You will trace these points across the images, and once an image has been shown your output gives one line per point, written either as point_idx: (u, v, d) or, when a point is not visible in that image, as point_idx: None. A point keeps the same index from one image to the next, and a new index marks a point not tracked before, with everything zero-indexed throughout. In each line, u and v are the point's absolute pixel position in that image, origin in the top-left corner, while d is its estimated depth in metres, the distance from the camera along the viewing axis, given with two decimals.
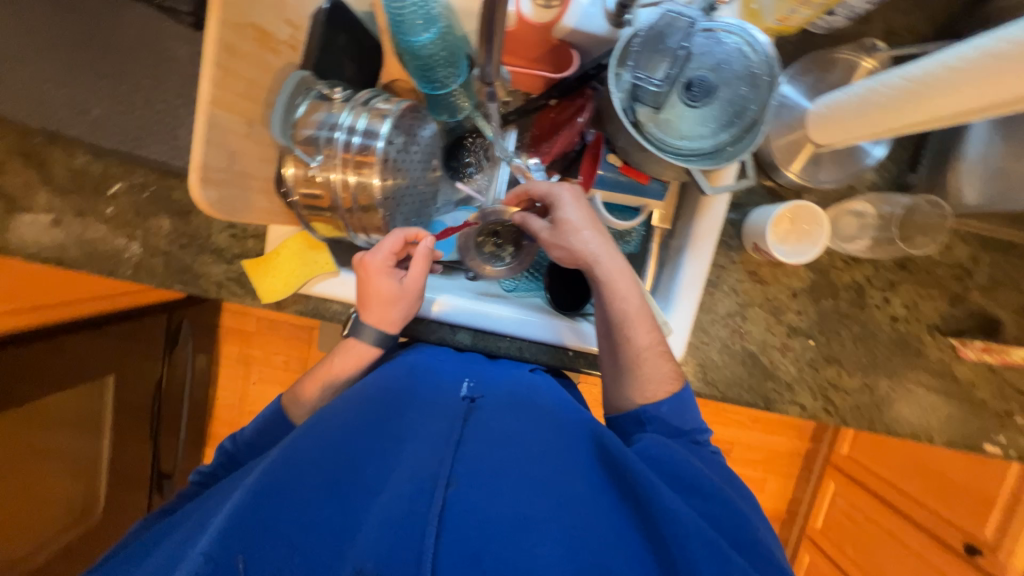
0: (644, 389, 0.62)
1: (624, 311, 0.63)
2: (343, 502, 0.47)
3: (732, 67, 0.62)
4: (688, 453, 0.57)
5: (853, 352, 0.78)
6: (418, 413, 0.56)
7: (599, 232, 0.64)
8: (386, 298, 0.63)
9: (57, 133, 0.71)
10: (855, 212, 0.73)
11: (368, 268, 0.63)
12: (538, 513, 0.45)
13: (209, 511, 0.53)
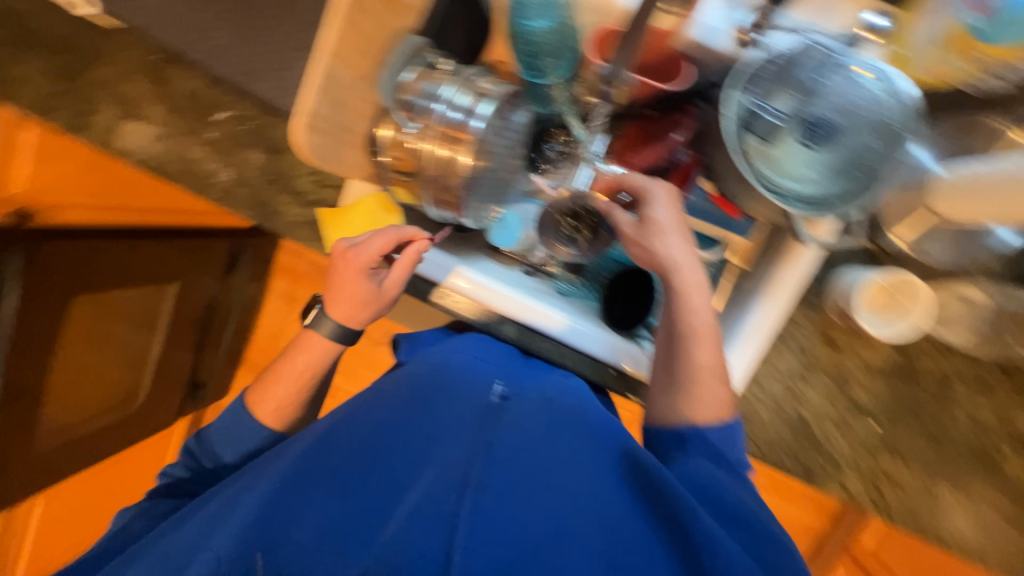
0: (694, 409, 0.58)
1: (693, 326, 0.59)
2: (374, 486, 0.48)
3: (862, 112, 0.57)
4: (734, 482, 0.54)
5: (920, 447, 0.71)
6: (449, 402, 0.56)
7: (685, 239, 0.60)
8: (360, 297, 0.64)
9: (182, 55, 0.75)
10: (966, 297, 0.65)
11: (345, 259, 0.63)
12: (566, 535, 0.45)
13: (248, 479, 0.54)
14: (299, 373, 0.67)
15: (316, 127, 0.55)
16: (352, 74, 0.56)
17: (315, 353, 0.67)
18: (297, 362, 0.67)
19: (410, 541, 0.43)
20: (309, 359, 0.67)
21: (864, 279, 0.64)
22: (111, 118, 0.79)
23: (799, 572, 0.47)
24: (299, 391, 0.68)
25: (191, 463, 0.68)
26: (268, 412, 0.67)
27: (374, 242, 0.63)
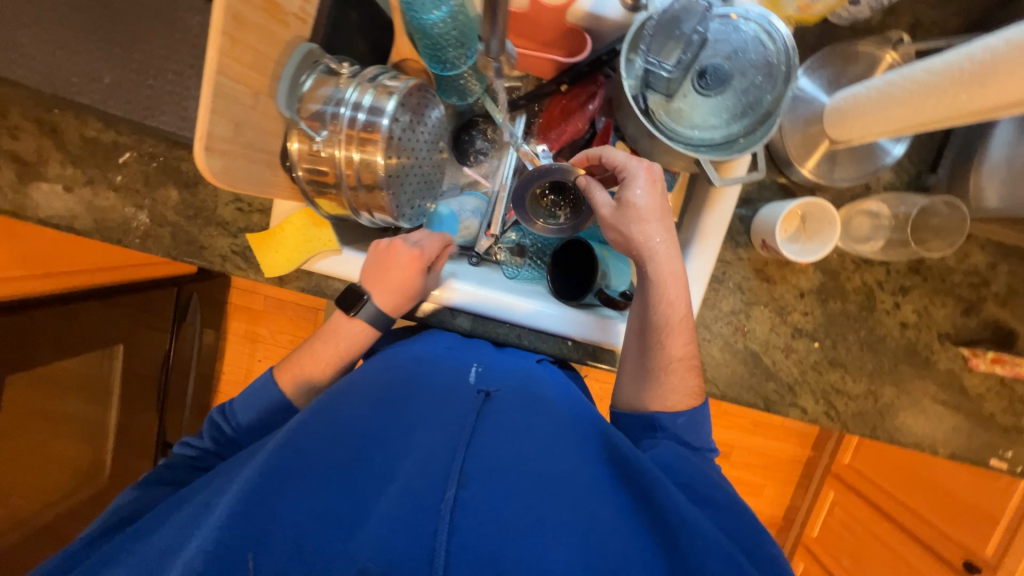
0: (665, 398, 0.62)
1: (667, 318, 0.61)
2: (353, 492, 0.47)
3: (747, 55, 0.60)
4: (702, 465, 0.58)
5: (860, 358, 0.77)
6: (428, 401, 0.56)
7: (664, 228, 0.62)
8: (410, 290, 0.67)
9: (68, 100, 0.71)
10: (869, 212, 0.71)
11: (405, 254, 0.66)
12: (550, 516, 0.45)
13: (226, 480, 0.54)
14: (338, 353, 0.67)
15: (218, 150, 0.53)
16: (248, 91, 0.55)
17: (357, 340, 0.67)
18: (336, 343, 0.67)
19: (392, 537, 0.42)
20: (352, 343, 0.68)
21: (779, 211, 0.68)
22: (3, 179, 0.73)
23: (760, 532, 0.51)
24: (336, 374, 0.68)
25: (220, 438, 0.66)
26: (295, 385, 0.67)
27: (426, 241, 0.68)
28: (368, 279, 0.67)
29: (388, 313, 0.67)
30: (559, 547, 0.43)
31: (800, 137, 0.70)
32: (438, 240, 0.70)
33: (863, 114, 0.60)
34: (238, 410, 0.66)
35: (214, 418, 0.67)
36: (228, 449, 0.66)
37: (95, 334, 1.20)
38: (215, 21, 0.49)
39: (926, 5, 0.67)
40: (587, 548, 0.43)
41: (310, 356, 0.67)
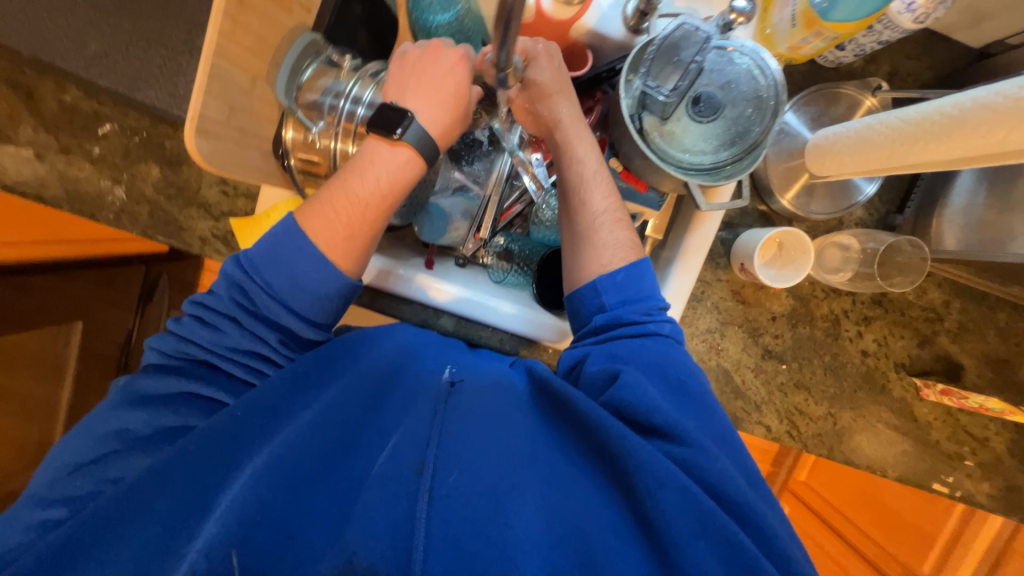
0: (600, 257, 0.62)
1: (580, 175, 0.65)
2: (329, 488, 0.48)
3: (740, 87, 0.63)
4: (675, 407, 0.53)
5: (822, 381, 0.81)
6: (401, 398, 0.55)
7: (569, 98, 0.65)
8: (442, 94, 0.57)
9: (47, 63, 0.68)
10: (840, 245, 0.75)
11: (447, 53, 0.58)
12: (516, 487, 0.46)
13: (194, 456, 0.47)
14: (378, 196, 0.55)
15: (210, 132, 0.52)
16: (245, 75, 0.54)
17: (402, 173, 0.56)
18: (377, 180, 0.55)
19: (370, 530, 0.42)
20: (396, 178, 0.56)
21: (757, 238, 0.71)
22: None
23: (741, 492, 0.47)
24: (380, 218, 0.56)
25: (242, 301, 0.54)
26: (337, 244, 0.54)
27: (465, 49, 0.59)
28: (399, 91, 0.57)
29: (434, 144, 0.58)
30: (522, 517, 0.44)
31: (783, 169, 0.73)
32: (470, 61, 0.59)
33: (840, 150, 0.63)
34: (262, 266, 0.53)
35: (230, 273, 0.54)
36: (256, 324, 0.54)
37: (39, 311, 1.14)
38: (217, 1, 0.48)
39: (904, 56, 0.72)
40: (550, 518, 0.45)
41: (351, 168, 0.55)
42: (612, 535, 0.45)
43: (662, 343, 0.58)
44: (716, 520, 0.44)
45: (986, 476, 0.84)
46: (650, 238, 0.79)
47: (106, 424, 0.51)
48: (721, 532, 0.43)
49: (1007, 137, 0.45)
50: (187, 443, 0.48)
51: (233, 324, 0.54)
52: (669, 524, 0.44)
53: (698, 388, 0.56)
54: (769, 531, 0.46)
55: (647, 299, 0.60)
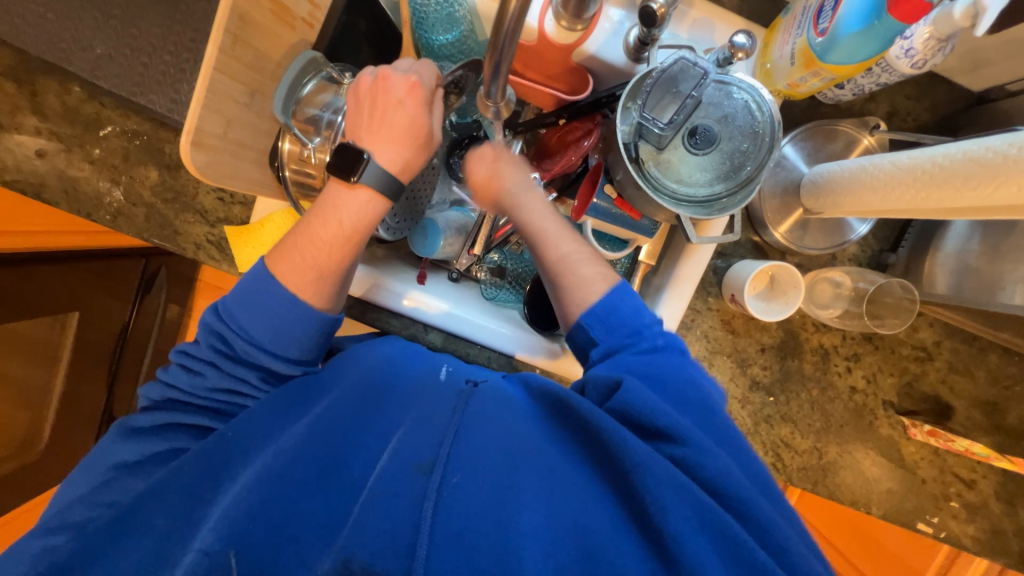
0: (579, 297, 0.60)
1: (534, 228, 0.64)
2: (333, 487, 0.48)
3: (738, 121, 0.63)
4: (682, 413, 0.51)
5: (809, 415, 0.80)
6: (402, 399, 0.55)
7: (511, 162, 0.68)
8: (398, 129, 0.56)
9: (52, 64, 0.68)
10: (832, 281, 0.75)
11: (398, 86, 0.55)
12: (517, 484, 0.45)
13: (190, 474, 0.49)
14: (342, 236, 0.56)
15: (206, 145, 0.53)
16: (245, 89, 0.55)
17: (367, 214, 0.56)
18: (339, 221, 0.55)
19: (374, 529, 0.43)
20: (361, 219, 0.56)
21: (748, 270, 0.71)
22: None
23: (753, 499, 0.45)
24: (346, 258, 0.56)
25: (219, 346, 0.55)
26: (306, 282, 0.55)
27: (416, 72, 0.56)
28: (356, 127, 0.56)
29: (398, 177, 0.57)
30: (523, 511, 0.43)
31: (778, 203, 0.73)
32: (422, 85, 0.56)
33: (835, 189, 0.63)
34: (237, 311, 0.55)
35: (209, 321, 0.56)
36: (237, 366, 0.55)
37: None
38: (218, 18, 0.49)
39: (904, 96, 0.72)
40: (551, 513, 0.44)
41: (319, 212, 0.56)
42: (612, 533, 0.44)
43: (655, 346, 0.56)
44: (721, 521, 0.43)
45: (972, 518, 0.83)
46: (642, 263, 0.80)
47: (105, 460, 0.54)
48: (725, 534, 0.42)
49: (994, 191, 0.45)
50: (183, 463, 0.50)
51: (215, 368, 0.55)
52: (672, 526, 0.42)
53: (695, 389, 0.54)
54: (776, 531, 0.44)
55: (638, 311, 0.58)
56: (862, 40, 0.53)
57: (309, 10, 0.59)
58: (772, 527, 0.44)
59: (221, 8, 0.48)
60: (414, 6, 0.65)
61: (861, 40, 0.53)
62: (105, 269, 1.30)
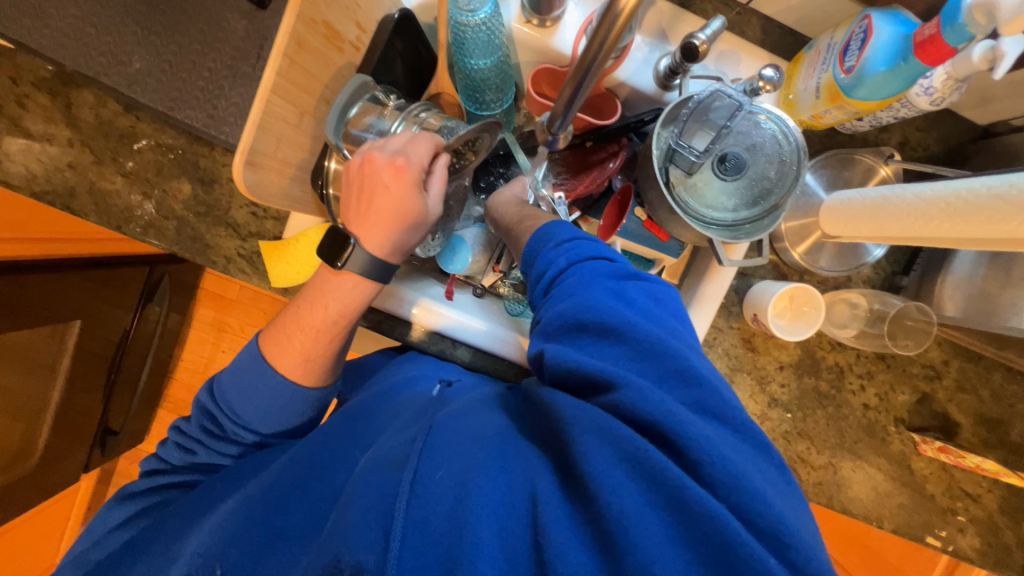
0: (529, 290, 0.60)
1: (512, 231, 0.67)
2: (322, 495, 0.52)
3: (765, 150, 0.66)
4: (665, 387, 0.44)
5: (824, 431, 0.83)
6: (390, 412, 0.59)
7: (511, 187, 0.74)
8: (387, 213, 0.57)
9: (89, 77, 0.68)
10: (849, 302, 0.78)
11: (383, 170, 0.55)
12: (473, 468, 0.44)
13: (182, 516, 0.59)
14: (329, 322, 0.61)
15: (257, 164, 0.53)
16: (295, 110, 0.56)
17: (352, 298, 0.61)
18: (326, 305, 0.61)
19: (350, 528, 0.43)
20: (346, 305, 0.61)
21: (771, 291, 0.74)
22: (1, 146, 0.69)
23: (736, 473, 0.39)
24: (333, 340, 0.63)
25: (208, 425, 0.65)
26: (293, 363, 0.62)
27: (403, 153, 0.55)
28: (349, 211, 0.58)
29: (384, 258, 0.60)
30: (473, 488, 0.42)
31: (797, 225, 0.77)
32: (410, 167, 0.55)
33: (855, 217, 0.66)
34: (228, 392, 0.64)
35: (203, 401, 0.66)
36: (225, 441, 0.65)
37: (45, 308, 1.12)
38: (278, 43, 0.50)
39: (915, 127, 0.76)
40: (505, 489, 0.43)
41: (309, 301, 0.62)
42: (559, 505, 0.41)
43: (595, 288, 0.49)
44: (666, 476, 0.38)
45: (978, 531, 0.86)
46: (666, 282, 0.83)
47: (106, 521, 0.63)
48: (664, 485, 0.38)
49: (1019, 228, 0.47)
50: (180, 509, 0.60)
51: (204, 445, 0.65)
52: (614, 492, 0.38)
53: (647, 329, 0.46)
54: (768, 512, 0.38)
55: (577, 261, 0.53)
56: (887, 79, 0.57)
57: (357, 34, 0.60)
58: (731, 473, 0.39)
59: (281, 33, 0.50)
60: (454, 29, 0.65)
61: (886, 78, 0.57)
62: (112, 277, 1.28)
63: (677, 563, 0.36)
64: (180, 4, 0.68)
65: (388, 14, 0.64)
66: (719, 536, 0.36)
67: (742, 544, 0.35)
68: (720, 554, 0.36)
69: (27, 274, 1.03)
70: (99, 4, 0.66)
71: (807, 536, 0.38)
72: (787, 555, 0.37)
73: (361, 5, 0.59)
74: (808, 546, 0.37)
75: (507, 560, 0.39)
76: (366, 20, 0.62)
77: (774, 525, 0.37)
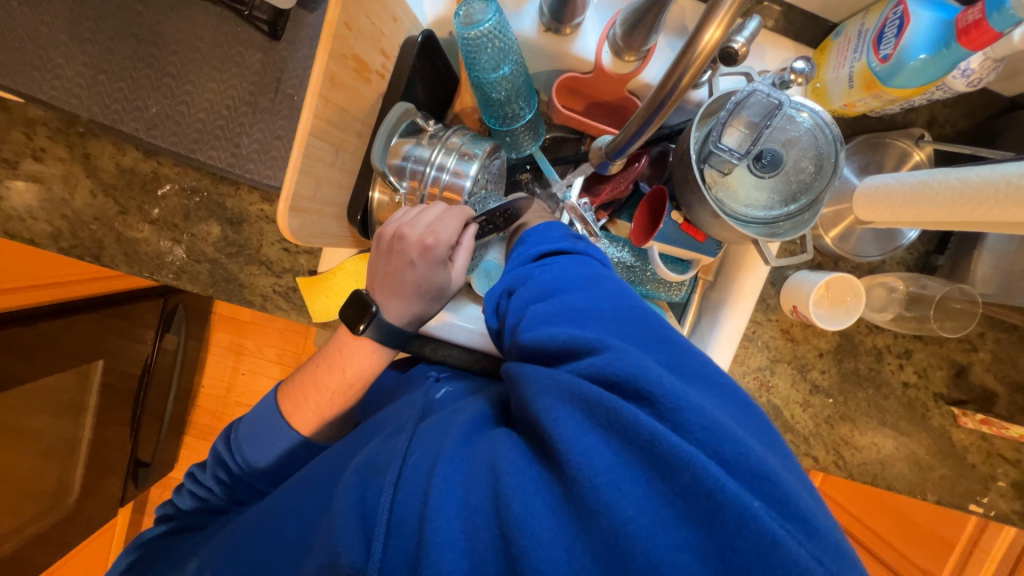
0: None
1: None
2: (310, 504, 0.47)
3: (801, 145, 0.65)
4: (640, 350, 0.42)
5: (866, 412, 0.84)
6: (389, 411, 0.56)
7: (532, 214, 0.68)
8: (407, 287, 0.56)
9: (105, 127, 0.66)
10: (886, 285, 0.78)
11: (411, 246, 0.54)
12: (441, 455, 0.41)
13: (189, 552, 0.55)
14: (346, 383, 0.60)
15: (301, 209, 0.53)
16: (330, 148, 0.55)
17: (369, 363, 0.60)
18: (343, 369, 0.60)
19: (336, 527, 0.41)
20: (362, 370, 0.60)
21: (811, 283, 0.74)
22: (23, 204, 0.68)
23: (718, 424, 0.36)
24: (347, 401, 0.61)
25: (220, 473, 0.61)
26: (307, 421, 0.60)
27: (433, 230, 0.54)
28: (372, 278, 0.58)
29: (404, 325, 0.59)
30: (438, 474, 0.39)
31: (831, 212, 0.77)
32: (436, 247, 0.54)
33: (894, 202, 0.66)
34: (242, 442, 0.60)
35: (218, 448, 0.63)
36: (240, 491, 0.61)
37: (62, 352, 1.11)
38: (312, 84, 0.49)
39: (942, 104, 0.75)
40: (473, 466, 0.40)
41: (329, 364, 0.61)
42: (528, 476, 0.38)
43: (573, 270, 0.51)
44: (637, 431, 0.36)
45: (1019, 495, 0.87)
46: (700, 280, 0.83)
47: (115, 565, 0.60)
48: (638, 440, 0.35)
49: None
50: (187, 548, 0.56)
51: (215, 493, 0.62)
52: (584, 452, 0.36)
53: (626, 303, 0.47)
54: (755, 459, 0.35)
55: (580, 248, 0.55)
56: (928, 65, 0.56)
57: (382, 61, 0.59)
58: (709, 425, 0.36)
59: (316, 74, 0.49)
60: (463, 45, 0.63)
61: (927, 64, 0.56)
62: (127, 314, 1.27)
63: (654, 522, 0.33)
64: (190, 41, 0.65)
65: (410, 37, 0.63)
66: (700, 487, 0.33)
67: (725, 493, 0.33)
68: (704, 506, 0.33)
69: (35, 321, 1.01)
70: (107, 49, 0.64)
71: (795, 484, 0.36)
72: (774, 502, 0.34)
73: (384, 32, 0.57)
74: (798, 497, 0.34)
75: (471, 545, 0.36)
76: (389, 47, 0.60)
77: (768, 483, 0.34)
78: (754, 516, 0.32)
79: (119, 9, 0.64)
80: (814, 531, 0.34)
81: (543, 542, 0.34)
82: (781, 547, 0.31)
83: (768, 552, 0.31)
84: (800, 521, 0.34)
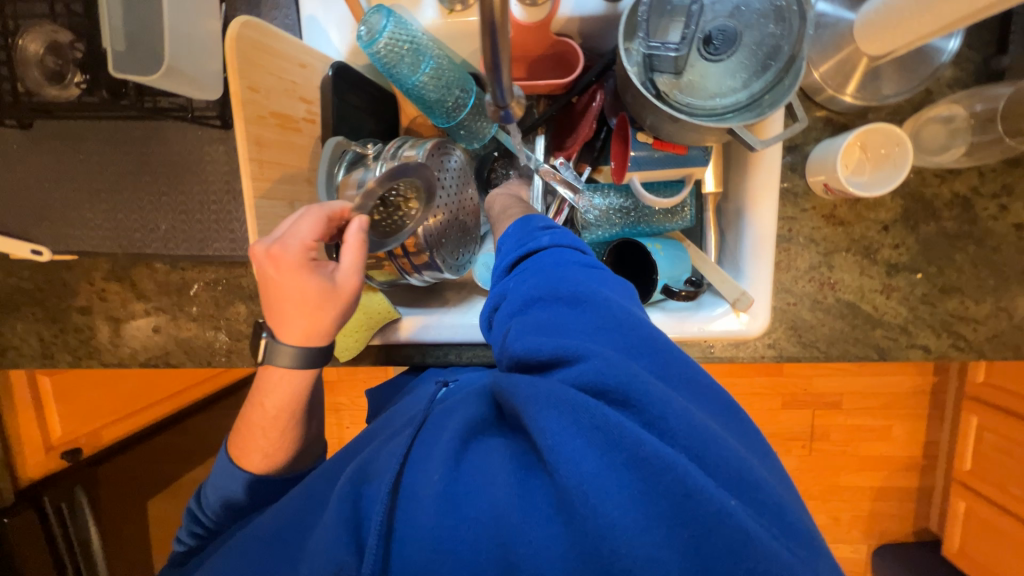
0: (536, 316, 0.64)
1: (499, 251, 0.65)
2: (307, 518, 0.48)
3: (751, 8, 0.57)
4: (630, 354, 0.42)
5: (974, 276, 0.68)
6: (393, 417, 0.57)
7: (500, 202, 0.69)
8: (282, 303, 0.53)
9: (136, 255, 0.78)
10: (941, 118, 0.64)
11: (265, 263, 0.51)
12: (435, 465, 0.42)
13: None
14: (271, 418, 0.57)
15: None
16: (284, 203, 0.59)
17: (284, 389, 0.56)
18: (262, 403, 0.57)
19: (330, 538, 0.42)
20: (282, 399, 0.57)
21: (836, 147, 0.62)
22: (105, 337, 0.83)
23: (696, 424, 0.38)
24: (283, 435, 0.58)
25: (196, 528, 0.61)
26: (253, 461, 0.58)
27: (282, 239, 0.51)
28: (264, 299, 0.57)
29: (297, 345, 0.55)
30: (434, 483, 0.40)
31: (833, 66, 0.64)
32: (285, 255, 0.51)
33: (896, 20, 0.53)
34: (206, 492, 0.60)
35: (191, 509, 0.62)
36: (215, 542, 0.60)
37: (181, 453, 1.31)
38: (241, 152, 0.53)
39: None
40: (469, 476, 0.41)
41: (253, 403, 0.58)
42: (519, 484, 0.39)
43: (559, 267, 0.48)
44: (623, 437, 0.37)
45: None
46: (710, 196, 0.74)
47: None
48: (626, 446, 0.37)
49: None
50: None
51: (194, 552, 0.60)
52: (572, 460, 0.37)
53: (617, 303, 0.45)
54: (731, 461, 0.37)
55: (557, 241, 0.51)
56: None
57: (306, 108, 0.62)
58: (692, 429, 0.38)
59: (240, 143, 0.53)
60: (377, 62, 0.64)
61: None
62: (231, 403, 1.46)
63: (639, 523, 0.35)
64: (167, 157, 0.74)
65: (325, 76, 0.65)
66: (680, 488, 0.35)
67: (701, 493, 0.35)
68: (684, 506, 0.35)
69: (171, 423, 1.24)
70: (115, 191, 0.76)
71: (769, 480, 0.38)
72: (748, 497, 0.37)
73: (298, 82, 0.61)
74: (771, 492, 0.37)
75: (465, 550, 0.38)
76: (309, 92, 0.63)
77: (743, 481, 0.37)
78: (728, 513, 0.34)
79: (110, 155, 0.75)
80: (785, 523, 0.37)
81: (534, 547, 0.37)
82: (756, 541, 0.34)
83: (740, 547, 0.33)
84: (772, 513, 0.37)
